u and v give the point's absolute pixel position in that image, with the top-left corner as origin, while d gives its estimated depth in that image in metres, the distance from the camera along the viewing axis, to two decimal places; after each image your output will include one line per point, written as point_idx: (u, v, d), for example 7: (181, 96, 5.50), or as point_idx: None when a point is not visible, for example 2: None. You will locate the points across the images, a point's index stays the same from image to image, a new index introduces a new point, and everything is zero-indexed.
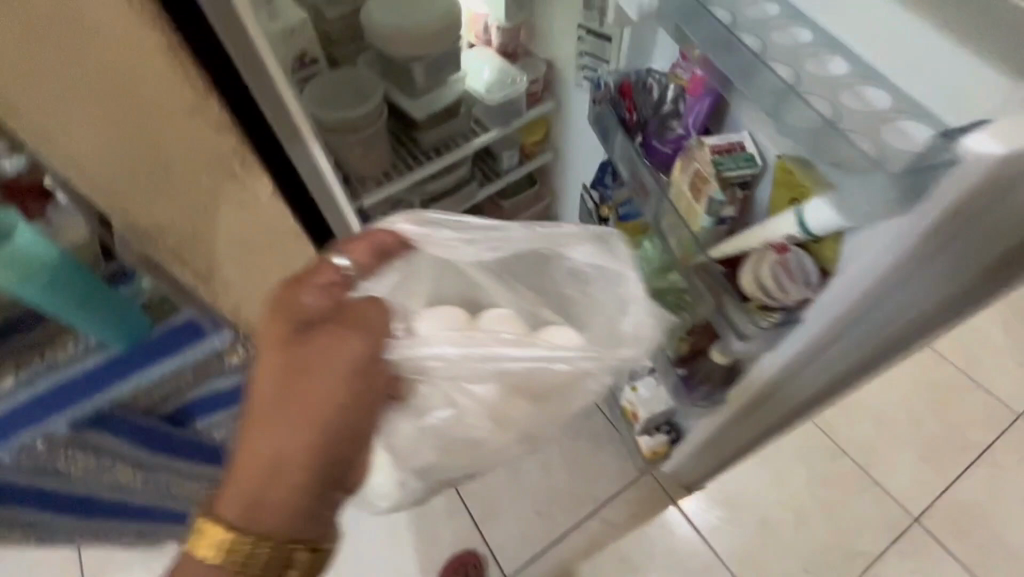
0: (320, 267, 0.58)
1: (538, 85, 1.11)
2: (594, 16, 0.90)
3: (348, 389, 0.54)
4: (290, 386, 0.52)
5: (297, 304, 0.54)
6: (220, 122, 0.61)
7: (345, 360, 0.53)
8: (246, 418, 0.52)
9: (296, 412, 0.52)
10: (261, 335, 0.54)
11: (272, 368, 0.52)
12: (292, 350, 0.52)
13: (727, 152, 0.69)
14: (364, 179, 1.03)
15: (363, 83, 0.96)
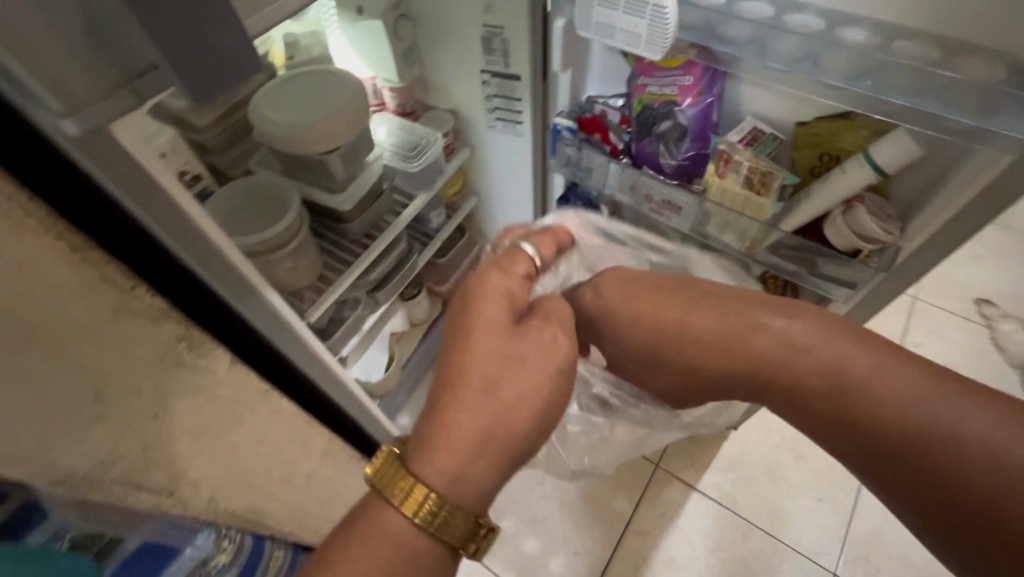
0: (518, 259, 0.73)
1: (450, 137, 1.05)
2: (497, 59, 0.88)
3: (547, 388, 0.62)
4: (500, 374, 0.59)
5: (506, 293, 0.67)
6: (156, 309, 0.47)
7: (550, 360, 0.62)
8: (455, 384, 0.59)
9: (510, 395, 0.59)
10: (466, 316, 0.64)
11: (490, 352, 0.61)
12: (509, 335, 0.63)
13: (756, 141, 0.71)
14: (300, 292, 0.91)
15: (271, 190, 0.83)
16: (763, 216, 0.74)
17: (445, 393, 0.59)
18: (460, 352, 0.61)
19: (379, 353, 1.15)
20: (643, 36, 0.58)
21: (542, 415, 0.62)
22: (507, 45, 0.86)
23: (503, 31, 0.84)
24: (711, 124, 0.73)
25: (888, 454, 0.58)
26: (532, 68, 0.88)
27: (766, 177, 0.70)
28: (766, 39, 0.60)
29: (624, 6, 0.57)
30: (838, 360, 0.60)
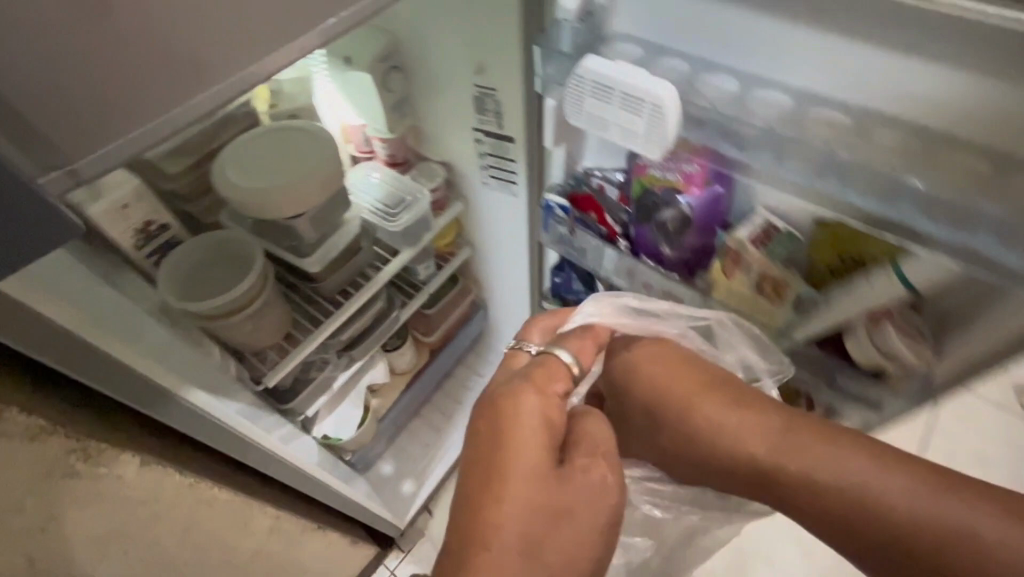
0: (557, 373, 0.61)
1: (440, 190, 0.99)
2: (491, 118, 0.82)
3: (585, 542, 0.53)
4: (539, 530, 0.50)
5: (538, 418, 0.55)
6: (33, 426, 0.42)
7: (593, 507, 0.54)
8: (485, 549, 0.48)
9: (549, 554, 0.51)
10: (497, 454, 0.53)
11: (526, 504, 0.50)
12: (554, 485, 0.52)
13: (768, 240, 0.59)
14: (263, 351, 0.85)
15: (239, 248, 0.78)
16: (776, 322, 0.63)
17: (472, 560, 0.47)
18: (490, 503, 0.50)
19: (353, 408, 1.08)
20: (642, 135, 0.48)
21: (584, 566, 0.53)
22: (500, 107, 0.80)
23: (496, 94, 0.78)
24: (719, 216, 0.62)
25: (902, 572, 0.49)
26: (526, 133, 0.81)
27: (779, 283, 0.60)
28: (784, 145, 0.51)
29: (620, 97, 0.48)
30: (927, 514, 0.48)
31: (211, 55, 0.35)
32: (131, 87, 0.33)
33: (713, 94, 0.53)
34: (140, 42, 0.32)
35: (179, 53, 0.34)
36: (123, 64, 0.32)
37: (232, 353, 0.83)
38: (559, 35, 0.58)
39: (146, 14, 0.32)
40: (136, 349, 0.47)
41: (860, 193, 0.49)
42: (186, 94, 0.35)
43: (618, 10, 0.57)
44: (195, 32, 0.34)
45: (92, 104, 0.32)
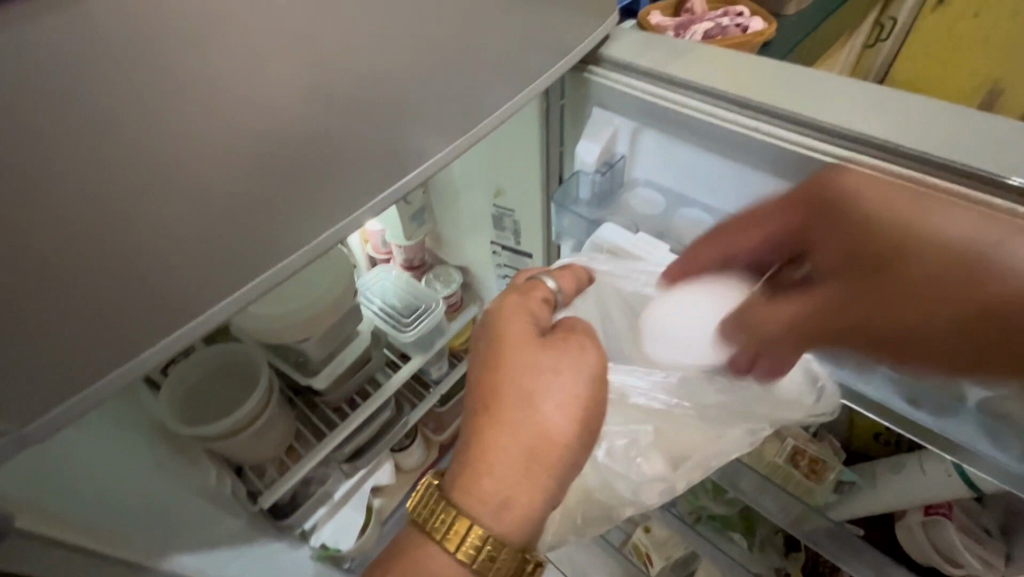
0: (535, 287, 0.51)
1: (455, 295, 0.97)
2: (508, 235, 0.80)
3: (584, 396, 0.47)
4: (538, 385, 0.45)
5: (527, 311, 0.49)
6: None
7: (580, 367, 0.47)
8: (487, 409, 0.45)
9: (551, 406, 0.45)
10: (490, 333, 0.49)
11: (519, 363, 0.46)
12: (544, 350, 0.47)
13: None
14: (261, 464, 0.81)
15: (246, 363, 0.77)
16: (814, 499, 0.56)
17: (479, 422, 0.45)
18: (490, 371, 0.47)
19: (354, 512, 0.99)
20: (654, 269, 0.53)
21: (589, 420, 0.47)
22: (518, 226, 0.78)
23: (513, 215, 0.77)
24: None
25: None
26: (544, 251, 0.79)
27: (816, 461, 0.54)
28: None
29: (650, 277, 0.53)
30: None
31: (189, 293, 0.35)
32: (104, 343, 0.33)
33: (739, 256, 0.50)
34: (125, 301, 0.33)
35: (155, 299, 0.34)
36: (92, 320, 0.32)
37: (229, 466, 0.79)
38: (576, 185, 0.56)
39: (126, 271, 0.32)
40: (101, 527, 0.44)
41: (904, 400, 0.46)
42: (165, 326, 0.35)
43: (639, 159, 0.55)
44: (182, 272, 0.34)
45: (63, 363, 0.31)
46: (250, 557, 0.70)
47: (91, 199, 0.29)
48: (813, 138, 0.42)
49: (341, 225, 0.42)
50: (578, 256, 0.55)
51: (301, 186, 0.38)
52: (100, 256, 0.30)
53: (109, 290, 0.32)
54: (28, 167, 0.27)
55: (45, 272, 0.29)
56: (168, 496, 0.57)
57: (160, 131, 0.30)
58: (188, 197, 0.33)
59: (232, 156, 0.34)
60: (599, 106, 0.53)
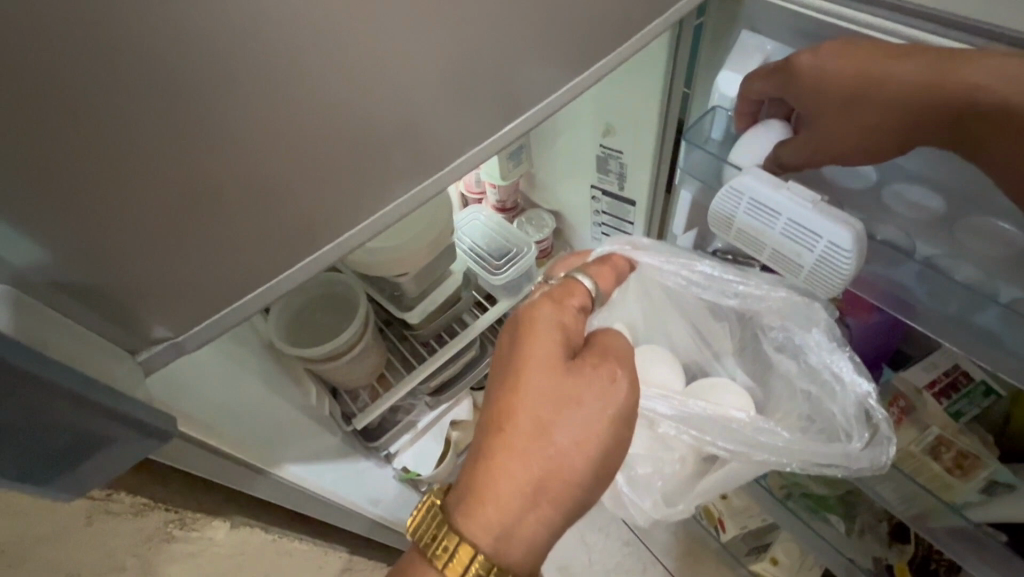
0: (573, 289, 0.50)
1: (546, 240, 0.93)
2: (612, 178, 0.75)
3: (604, 431, 0.45)
4: (557, 415, 0.44)
5: (555, 325, 0.47)
6: (140, 503, 0.43)
7: (605, 401, 0.45)
8: (501, 434, 0.44)
9: (565, 441, 0.44)
10: (515, 346, 0.47)
11: (540, 389, 0.45)
12: (565, 375, 0.45)
13: (955, 391, 0.48)
14: (355, 390, 0.86)
15: (345, 294, 0.80)
16: (951, 495, 0.49)
17: (492, 446, 0.44)
18: (508, 390, 0.45)
19: (434, 442, 1.02)
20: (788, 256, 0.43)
21: (607, 453, 0.46)
22: (624, 169, 0.72)
23: (621, 157, 0.71)
24: (887, 351, 0.53)
25: None
26: (650, 199, 0.73)
27: (962, 454, 0.48)
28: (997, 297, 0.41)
29: (784, 225, 0.40)
30: None
31: (317, 222, 0.34)
32: (242, 265, 0.33)
33: (907, 214, 0.43)
34: (261, 224, 0.32)
35: (291, 224, 0.33)
36: (231, 241, 0.31)
37: (327, 388, 0.84)
38: (710, 123, 0.50)
39: (262, 193, 0.31)
40: (227, 436, 0.48)
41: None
42: (293, 255, 0.35)
43: None
44: (310, 200, 0.33)
45: (206, 284, 0.32)
46: (346, 476, 0.76)
47: (235, 113, 0.28)
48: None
49: (461, 156, 0.39)
50: (622, 242, 0.56)
51: (429, 110, 0.35)
52: (243, 176, 0.30)
53: (247, 212, 0.31)
54: (179, 72, 0.25)
55: (191, 188, 0.28)
56: (279, 412, 0.61)
57: (301, 40, 0.28)
58: (322, 116, 0.31)
59: (366, 74, 0.31)
60: (749, 29, 0.46)
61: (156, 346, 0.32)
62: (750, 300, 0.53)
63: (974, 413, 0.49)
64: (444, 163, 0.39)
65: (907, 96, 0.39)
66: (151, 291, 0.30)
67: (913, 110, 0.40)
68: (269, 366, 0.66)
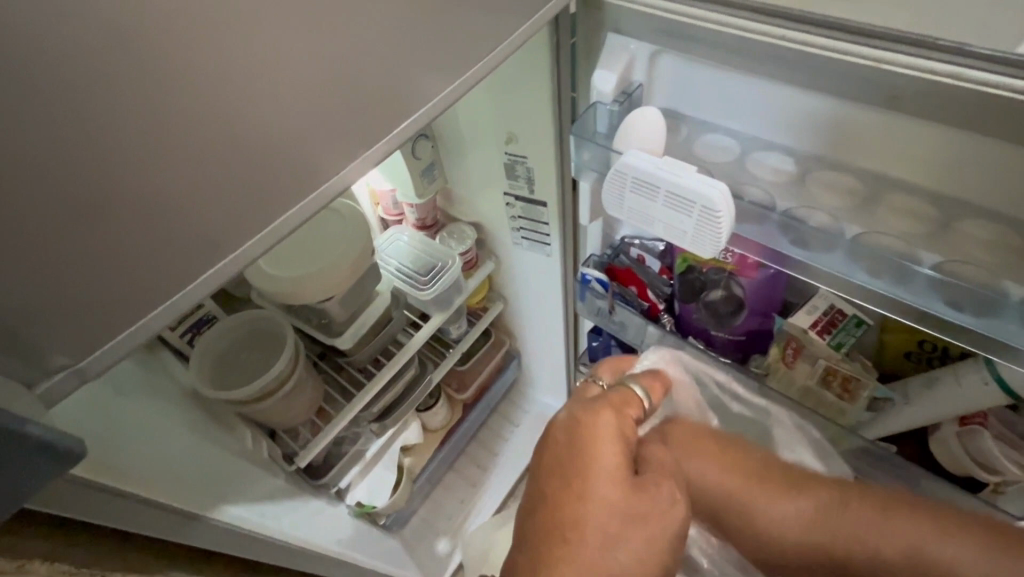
0: (629, 398, 0.49)
1: (470, 251, 0.95)
2: (522, 183, 0.79)
3: (665, 556, 0.41)
4: (624, 530, 0.40)
5: (620, 435, 0.45)
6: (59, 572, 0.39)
7: (670, 522, 0.42)
8: (564, 544, 0.40)
9: (626, 557, 0.40)
10: (577, 455, 0.43)
11: (608, 501, 0.41)
12: (632, 491, 0.42)
13: (834, 328, 0.55)
14: (295, 428, 0.83)
15: (269, 329, 0.77)
16: (845, 418, 0.57)
17: (553, 553, 0.40)
18: (571, 499, 0.42)
19: (387, 471, 1.01)
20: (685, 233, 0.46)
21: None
22: (532, 173, 0.76)
23: (526, 161, 0.75)
24: (775, 302, 0.60)
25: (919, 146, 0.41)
26: (560, 197, 0.77)
27: (847, 378, 0.55)
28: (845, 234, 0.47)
29: (664, 196, 0.45)
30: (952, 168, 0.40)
31: (220, 232, 0.34)
32: (142, 282, 0.31)
33: (768, 177, 0.49)
34: (159, 239, 0.31)
35: (191, 237, 0.33)
36: (126, 258, 0.30)
37: (264, 430, 0.81)
38: (593, 118, 0.54)
39: (155, 206, 0.30)
40: (150, 483, 0.45)
41: (945, 303, 0.41)
42: (199, 269, 0.34)
43: (657, 85, 0.53)
44: (210, 212, 0.33)
45: (103, 306, 0.30)
46: (297, 515, 0.73)
47: (113, 125, 0.28)
48: (845, 40, 0.39)
49: (360, 162, 0.41)
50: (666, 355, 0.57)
51: (319, 118, 0.36)
52: (133, 190, 0.29)
53: (139, 226, 0.30)
54: (47, 86, 0.25)
55: (77, 200, 0.28)
56: (208, 458, 0.58)
57: (173, 52, 0.29)
58: (211, 125, 0.31)
59: (247, 82, 0.32)
60: (614, 31, 0.50)
61: (56, 377, 0.30)
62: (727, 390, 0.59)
63: (853, 344, 0.56)
64: (344, 169, 0.40)
65: (772, 542, 0.49)
66: (40, 317, 0.28)
67: (789, 557, 0.49)
68: (191, 412, 0.63)
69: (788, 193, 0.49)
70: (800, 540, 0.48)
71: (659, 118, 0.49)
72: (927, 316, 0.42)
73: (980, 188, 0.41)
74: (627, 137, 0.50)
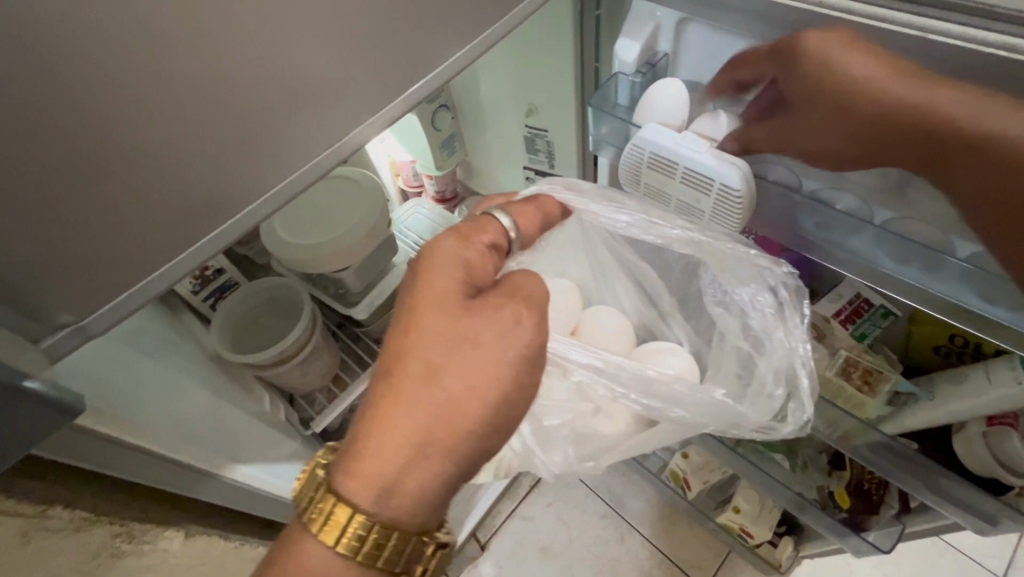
0: (486, 226, 0.46)
1: None
2: (542, 157, 0.77)
3: (505, 377, 0.39)
4: (448, 358, 0.38)
5: (457, 261, 0.42)
6: (80, 517, 0.41)
7: (508, 342, 0.39)
8: (386, 380, 0.38)
9: (455, 384, 0.38)
10: (409, 287, 0.41)
11: (429, 326, 0.39)
12: (459, 313, 0.39)
13: (858, 317, 0.54)
14: (311, 393, 0.85)
15: (286, 295, 0.79)
16: (866, 413, 0.55)
17: (376, 388, 0.39)
18: (397, 332, 0.39)
19: None
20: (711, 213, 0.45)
21: (511, 402, 0.40)
22: (552, 146, 0.74)
23: (547, 134, 0.73)
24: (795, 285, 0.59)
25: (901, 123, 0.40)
26: (580, 172, 0.75)
27: (868, 369, 0.53)
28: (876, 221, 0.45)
29: (682, 174, 0.44)
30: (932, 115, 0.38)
31: (223, 197, 0.34)
32: (144, 243, 0.32)
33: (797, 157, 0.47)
34: (165, 202, 0.31)
35: (196, 202, 0.33)
36: (130, 217, 0.30)
37: (282, 394, 0.83)
38: (614, 89, 0.53)
39: (156, 165, 0.30)
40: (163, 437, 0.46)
41: (978, 296, 0.39)
42: (202, 235, 0.34)
43: (683, 57, 0.50)
44: (213, 175, 0.33)
45: (104, 266, 0.31)
46: None
47: (115, 83, 0.27)
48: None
49: (367, 129, 0.40)
50: (554, 182, 0.51)
51: (329, 85, 0.35)
52: (137, 152, 0.29)
53: (144, 185, 0.30)
54: (47, 40, 0.25)
55: (80, 160, 0.28)
56: None
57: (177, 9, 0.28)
58: (217, 88, 0.31)
59: (255, 43, 0.31)
60: None
61: (60, 333, 0.31)
62: (680, 243, 0.46)
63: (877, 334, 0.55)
64: (353, 136, 0.39)
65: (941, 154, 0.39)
66: (46, 274, 0.29)
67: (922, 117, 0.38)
68: (211, 373, 0.65)
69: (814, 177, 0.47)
70: (875, 115, 0.40)
71: (683, 90, 0.47)
72: (957, 307, 0.40)
73: None
74: (648, 110, 0.48)
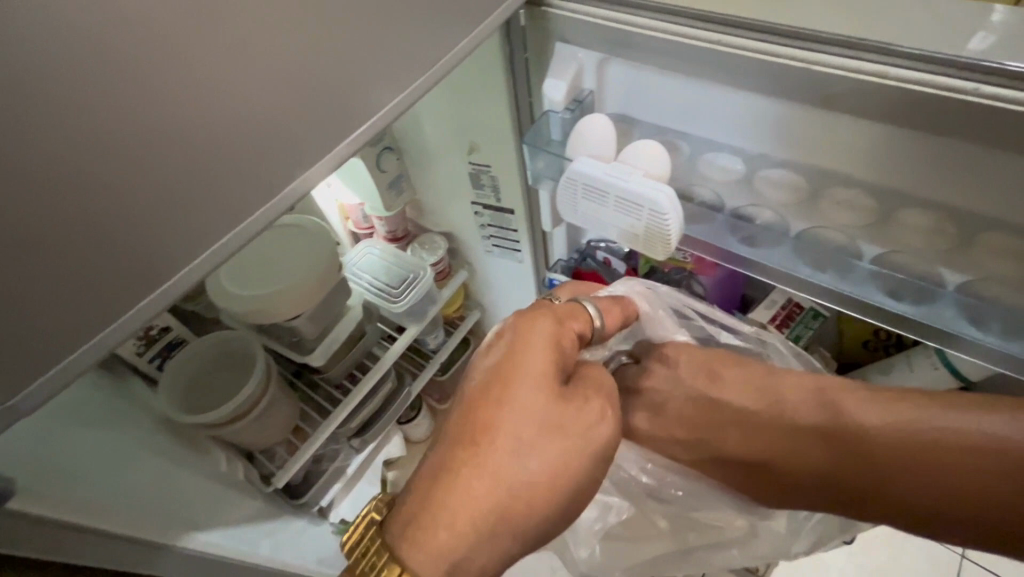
0: (577, 312, 0.49)
1: (442, 261, 0.96)
2: (488, 192, 0.79)
3: (577, 469, 0.41)
4: (534, 439, 0.39)
5: (554, 346, 0.44)
6: None
7: (588, 436, 0.42)
8: (476, 447, 0.39)
9: (539, 466, 0.39)
10: (506, 360, 0.42)
11: (523, 407, 0.40)
12: (555, 399, 0.41)
13: (792, 320, 0.59)
14: (272, 448, 0.82)
15: (236, 350, 0.77)
16: None
17: (460, 454, 0.39)
18: (489, 405, 0.40)
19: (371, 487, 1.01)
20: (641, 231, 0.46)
21: (577, 495, 0.41)
22: (496, 181, 0.77)
23: (490, 170, 0.75)
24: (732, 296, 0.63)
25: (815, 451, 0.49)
26: (526, 203, 0.78)
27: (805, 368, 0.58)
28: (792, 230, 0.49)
29: (614, 201, 0.46)
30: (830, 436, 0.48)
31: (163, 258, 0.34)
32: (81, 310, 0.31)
33: (718, 178, 0.51)
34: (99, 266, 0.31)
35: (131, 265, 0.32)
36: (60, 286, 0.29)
37: (240, 452, 0.80)
38: (548, 126, 0.56)
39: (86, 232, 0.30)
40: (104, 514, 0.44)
41: (884, 293, 0.45)
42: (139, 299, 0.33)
43: (608, 92, 0.54)
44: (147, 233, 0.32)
45: (34, 338, 0.29)
46: (275, 537, 0.71)
47: (34, 155, 0.27)
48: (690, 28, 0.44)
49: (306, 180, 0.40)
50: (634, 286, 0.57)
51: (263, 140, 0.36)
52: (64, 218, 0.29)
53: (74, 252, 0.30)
54: None
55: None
56: (177, 483, 0.57)
57: (99, 76, 0.28)
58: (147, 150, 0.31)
59: (181, 107, 0.31)
60: (562, 41, 0.51)
61: None
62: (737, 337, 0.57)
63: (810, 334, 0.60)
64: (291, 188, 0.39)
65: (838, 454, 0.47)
66: None
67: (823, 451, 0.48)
68: (161, 438, 0.62)
69: (734, 197, 0.51)
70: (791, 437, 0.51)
71: (610, 123, 0.50)
72: (868, 306, 0.45)
73: (914, 181, 0.42)
74: (578, 146, 0.50)
